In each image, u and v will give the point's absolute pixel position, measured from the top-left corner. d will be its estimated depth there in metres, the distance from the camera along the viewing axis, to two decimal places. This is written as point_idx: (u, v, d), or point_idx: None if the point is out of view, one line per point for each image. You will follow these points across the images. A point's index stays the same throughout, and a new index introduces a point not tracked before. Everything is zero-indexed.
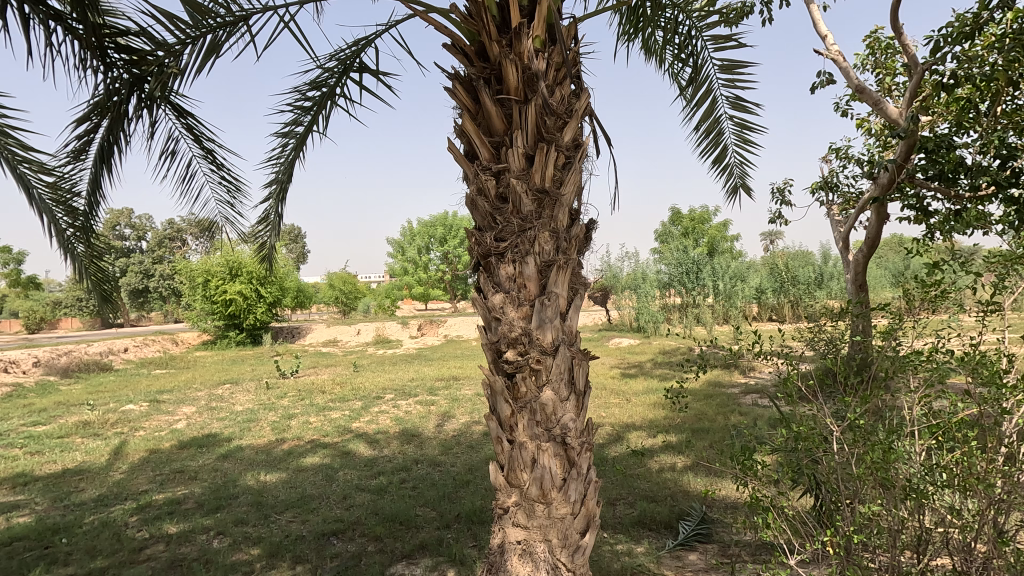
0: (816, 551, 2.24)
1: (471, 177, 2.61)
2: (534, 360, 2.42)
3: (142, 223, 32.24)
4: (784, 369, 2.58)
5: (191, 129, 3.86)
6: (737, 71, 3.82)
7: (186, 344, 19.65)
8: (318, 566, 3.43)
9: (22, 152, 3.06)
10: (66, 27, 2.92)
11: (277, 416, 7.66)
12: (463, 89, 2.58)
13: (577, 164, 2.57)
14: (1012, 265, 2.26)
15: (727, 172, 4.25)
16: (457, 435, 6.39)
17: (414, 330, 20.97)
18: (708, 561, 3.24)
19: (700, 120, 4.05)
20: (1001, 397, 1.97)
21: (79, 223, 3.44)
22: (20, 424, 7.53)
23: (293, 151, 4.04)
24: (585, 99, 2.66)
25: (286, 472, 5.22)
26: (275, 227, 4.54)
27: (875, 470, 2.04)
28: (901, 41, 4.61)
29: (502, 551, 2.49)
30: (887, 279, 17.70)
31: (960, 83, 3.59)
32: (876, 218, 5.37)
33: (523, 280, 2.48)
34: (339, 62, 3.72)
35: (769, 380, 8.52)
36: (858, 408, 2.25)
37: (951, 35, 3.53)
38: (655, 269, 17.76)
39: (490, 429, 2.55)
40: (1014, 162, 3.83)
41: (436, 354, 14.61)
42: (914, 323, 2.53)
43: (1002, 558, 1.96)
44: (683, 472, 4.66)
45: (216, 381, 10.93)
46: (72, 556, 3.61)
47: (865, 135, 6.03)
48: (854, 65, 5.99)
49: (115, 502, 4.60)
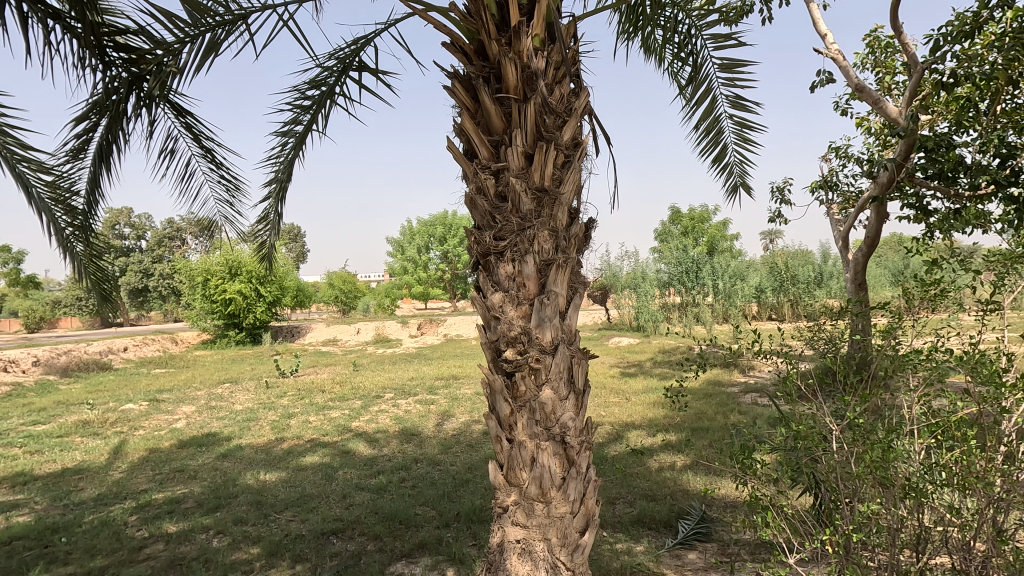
0: (816, 550, 2.24)
1: (471, 176, 2.60)
2: (533, 359, 2.41)
3: (142, 223, 32.21)
4: (784, 368, 2.57)
5: (190, 128, 3.86)
6: (737, 70, 3.82)
7: (186, 344, 19.63)
8: (318, 565, 3.43)
9: (21, 151, 3.06)
10: (65, 26, 2.92)
11: (277, 415, 7.66)
12: (462, 88, 2.58)
13: (577, 163, 2.57)
14: (1012, 264, 2.25)
15: (727, 171, 4.25)
16: (456, 434, 6.38)
17: (414, 329, 20.97)
18: (707, 560, 3.24)
19: (700, 119, 4.05)
20: (1001, 397, 1.96)
21: (78, 223, 3.44)
22: (20, 423, 7.53)
23: (293, 151, 4.04)
24: (584, 98, 2.65)
25: (285, 471, 5.22)
26: (275, 226, 4.53)
27: (875, 470, 2.03)
28: (901, 40, 4.60)
29: (502, 550, 2.49)
30: (887, 279, 17.70)
31: (960, 82, 3.59)
32: (876, 217, 5.38)
33: (523, 279, 2.47)
34: (338, 60, 3.71)
35: (768, 379, 8.53)
36: (858, 407, 2.24)
37: (951, 34, 3.52)
38: (655, 269, 17.74)
39: (490, 428, 2.55)
40: (1014, 162, 3.84)
41: (436, 353, 14.61)
42: (914, 322, 2.53)
43: (1002, 557, 1.96)
44: (683, 471, 4.67)
45: (216, 380, 10.93)
46: (71, 556, 3.60)
47: (865, 133, 6.03)
48: (854, 64, 5.99)
49: (114, 501, 4.59)
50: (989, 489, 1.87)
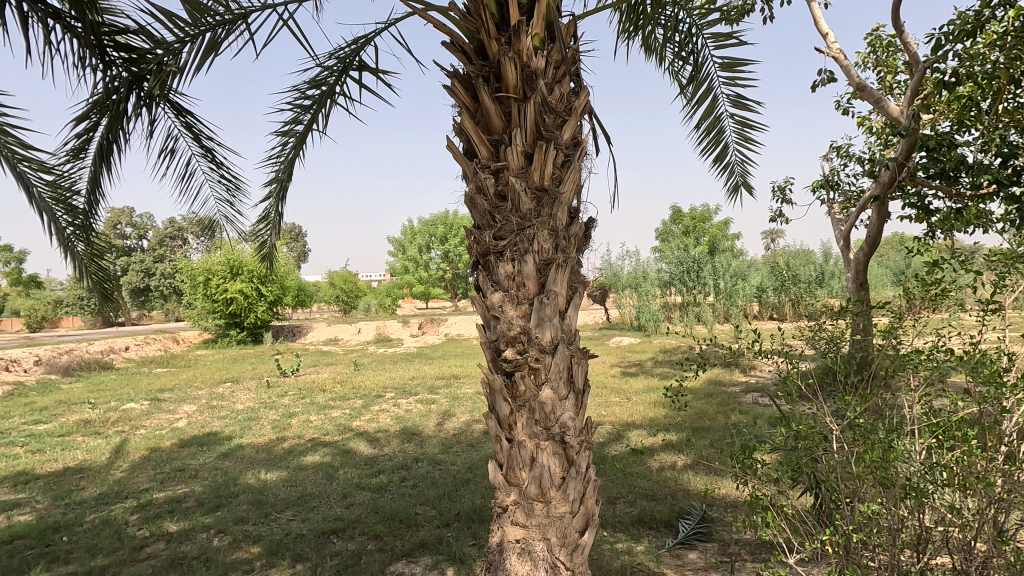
0: (816, 550, 2.23)
1: (471, 175, 2.60)
2: (533, 359, 2.41)
3: (143, 222, 32.24)
4: (784, 367, 2.57)
5: (190, 127, 3.86)
6: (738, 69, 3.81)
7: (186, 343, 19.65)
8: (318, 565, 3.43)
9: (22, 150, 3.06)
10: (65, 25, 2.92)
11: (277, 414, 7.67)
12: (462, 87, 2.57)
13: (577, 162, 2.57)
14: (1012, 264, 2.25)
15: (727, 171, 4.24)
16: (457, 434, 6.38)
17: (414, 329, 20.97)
18: (708, 559, 3.23)
19: (700, 118, 4.04)
20: (1001, 396, 1.96)
21: (79, 222, 3.44)
22: (21, 423, 7.54)
23: (293, 151, 4.03)
24: (584, 97, 2.65)
25: (286, 470, 5.22)
26: (275, 226, 4.53)
27: (875, 470, 2.02)
28: (902, 39, 4.59)
29: (502, 550, 2.48)
30: (888, 278, 17.68)
31: (961, 81, 3.57)
32: (877, 216, 5.37)
33: (523, 279, 2.47)
34: (338, 60, 3.71)
35: (769, 379, 8.51)
36: (858, 407, 2.23)
37: (953, 33, 3.51)
38: (655, 268, 17.73)
39: (490, 428, 2.55)
40: (1015, 161, 3.83)
41: (437, 353, 14.62)
42: (915, 322, 2.52)
43: (1003, 557, 1.95)
44: (683, 471, 4.66)
45: (217, 379, 10.95)
46: (72, 555, 3.61)
47: (865, 133, 6.02)
48: (855, 63, 5.97)
49: (115, 500, 4.60)
50: (990, 489, 1.86)
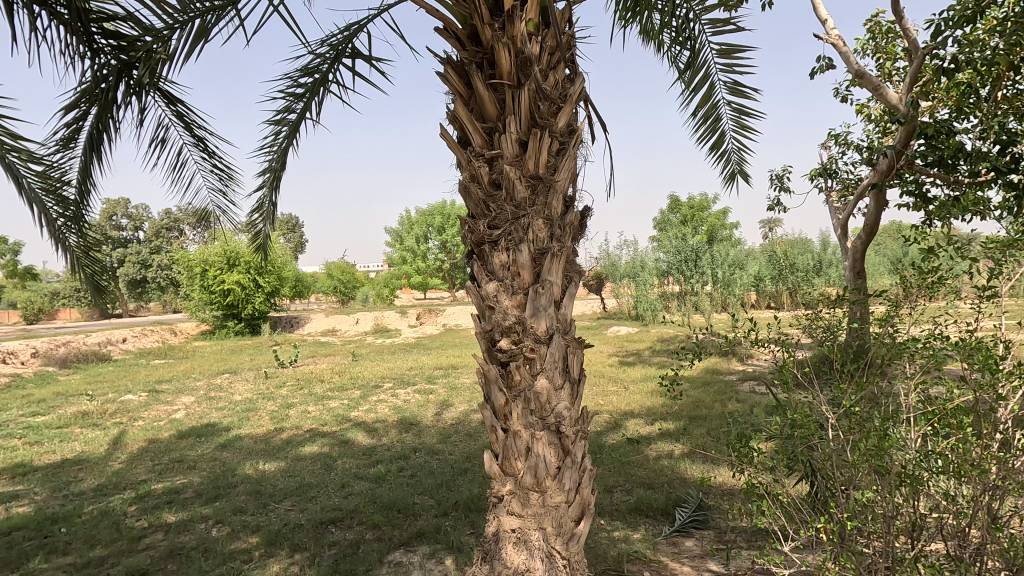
0: (810, 537, 2.23)
1: (464, 164, 2.58)
2: (528, 349, 2.40)
3: (140, 214, 32.22)
4: (780, 356, 2.50)
5: (181, 116, 3.80)
6: (735, 55, 3.73)
7: (185, 335, 19.99)
8: (317, 554, 3.44)
9: (11, 141, 3.01)
10: (51, 12, 2.85)
11: (277, 405, 7.70)
12: (456, 74, 2.53)
13: (571, 150, 2.53)
14: (1009, 251, 2.21)
15: (724, 158, 4.19)
16: (455, 423, 6.40)
17: (413, 318, 21.10)
18: (704, 547, 3.27)
19: (698, 105, 3.97)
20: (997, 384, 1.95)
21: (71, 212, 3.35)
22: (18, 415, 7.50)
23: (287, 139, 3.97)
24: (581, 83, 2.59)
25: (284, 461, 5.24)
26: (270, 215, 4.47)
27: (870, 458, 2.01)
28: (902, 24, 4.51)
29: (497, 540, 2.49)
30: (885, 266, 17.91)
31: (960, 68, 3.48)
32: (876, 204, 5.33)
33: (517, 268, 2.45)
34: (331, 47, 3.62)
35: (766, 367, 8.58)
36: (854, 395, 2.21)
37: (952, 19, 3.42)
38: (654, 258, 17.78)
39: (485, 419, 2.53)
40: (1014, 148, 3.76)
41: (436, 343, 14.65)
42: (912, 310, 2.49)
43: (996, 544, 1.94)
44: (680, 459, 4.69)
45: (216, 370, 10.96)
46: (71, 546, 3.61)
47: (864, 119, 5.98)
48: (854, 50, 5.91)
49: (114, 491, 4.61)
50: (985, 476, 1.86)
